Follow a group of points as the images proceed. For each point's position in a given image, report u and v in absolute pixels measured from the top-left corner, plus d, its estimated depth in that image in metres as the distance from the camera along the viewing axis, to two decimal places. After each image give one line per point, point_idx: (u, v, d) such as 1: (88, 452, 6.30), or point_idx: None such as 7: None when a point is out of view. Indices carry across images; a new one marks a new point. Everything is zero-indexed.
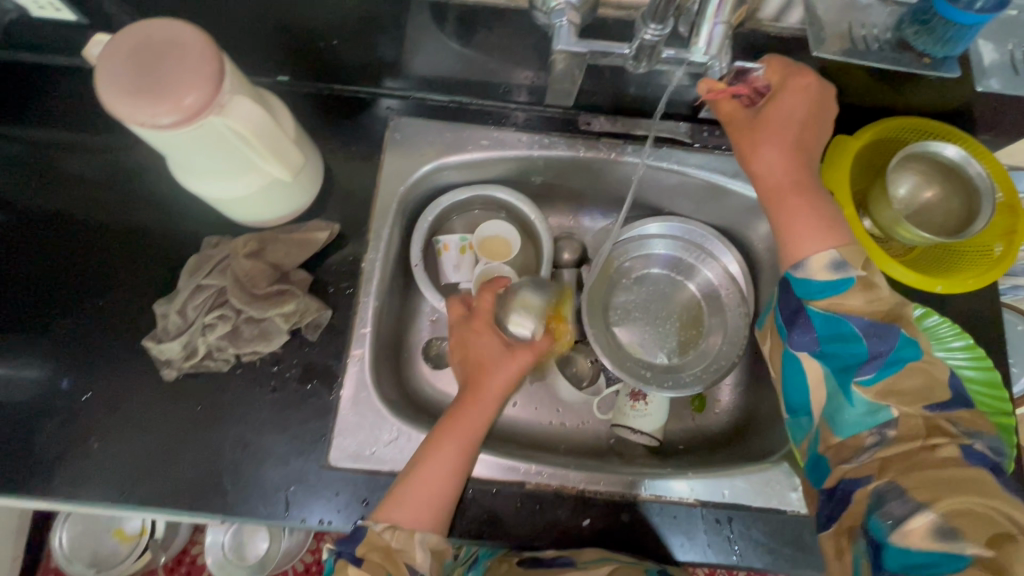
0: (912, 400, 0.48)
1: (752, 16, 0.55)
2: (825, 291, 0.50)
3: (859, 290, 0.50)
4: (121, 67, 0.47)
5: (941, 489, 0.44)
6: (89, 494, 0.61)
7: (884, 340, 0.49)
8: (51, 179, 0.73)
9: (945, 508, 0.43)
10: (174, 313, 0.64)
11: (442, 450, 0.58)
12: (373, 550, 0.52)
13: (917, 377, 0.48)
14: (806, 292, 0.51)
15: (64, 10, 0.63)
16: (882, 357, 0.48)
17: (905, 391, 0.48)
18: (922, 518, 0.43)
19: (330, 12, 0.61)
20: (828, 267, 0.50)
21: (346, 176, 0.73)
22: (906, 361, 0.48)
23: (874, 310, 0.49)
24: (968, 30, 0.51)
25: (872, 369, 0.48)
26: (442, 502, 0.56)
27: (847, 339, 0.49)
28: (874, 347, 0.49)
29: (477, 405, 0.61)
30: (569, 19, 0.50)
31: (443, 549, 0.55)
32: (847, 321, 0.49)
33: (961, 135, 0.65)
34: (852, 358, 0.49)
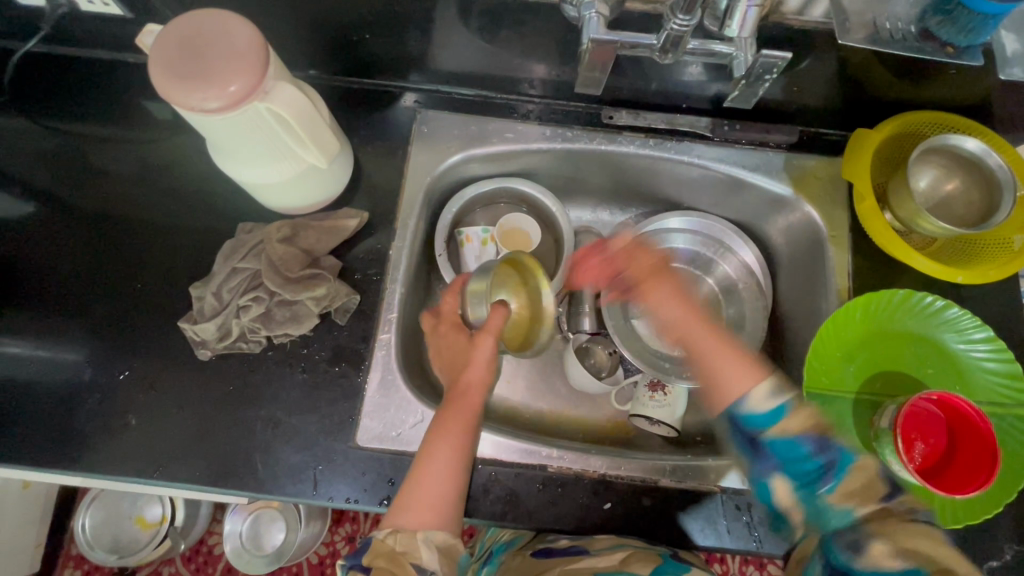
0: (865, 495, 0.49)
1: (776, 9, 0.57)
2: (771, 421, 0.50)
3: (796, 412, 0.50)
4: (172, 53, 0.49)
5: (903, 532, 0.47)
6: (126, 469, 0.63)
7: (831, 451, 0.49)
8: (89, 168, 0.75)
9: (899, 546, 0.46)
10: (210, 296, 0.66)
11: (434, 449, 0.57)
12: (379, 556, 0.51)
13: (863, 473, 0.49)
14: (762, 426, 0.50)
15: (111, 4, 0.66)
16: (832, 465, 0.49)
17: (856, 489, 0.49)
18: (876, 547, 0.46)
19: (365, 6, 0.63)
20: (765, 396, 0.51)
21: (373, 166, 0.75)
22: (854, 463, 0.49)
23: (808, 424, 0.49)
24: (990, 19, 0.52)
25: (830, 477, 0.49)
26: (444, 500, 0.55)
27: (795, 455, 0.49)
28: (824, 460, 0.49)
29: (464, 403, 0.61)
30: (598, 11, 0.53)
31: (452, 546, 0.54)
32: (796, 442, 0.49)
33: (981, 129, 0.67)
34: (810, 470, 0.49)
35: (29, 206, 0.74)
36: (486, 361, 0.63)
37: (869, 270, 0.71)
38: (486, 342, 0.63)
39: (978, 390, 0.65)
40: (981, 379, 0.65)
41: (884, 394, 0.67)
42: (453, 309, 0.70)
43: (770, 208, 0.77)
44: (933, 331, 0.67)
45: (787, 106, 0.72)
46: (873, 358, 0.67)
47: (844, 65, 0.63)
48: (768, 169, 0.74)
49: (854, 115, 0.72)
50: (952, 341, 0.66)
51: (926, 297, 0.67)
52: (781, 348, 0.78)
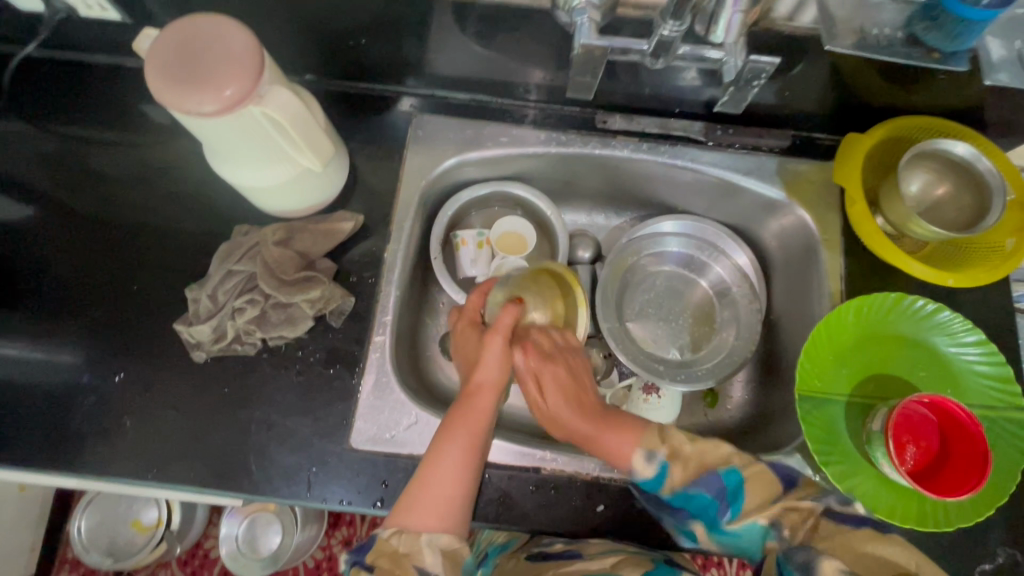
0: (768, 509, 0.53)
1: (767, 15, 0.57)
2: (656, 484, 0.57)
3: (673, 466, 0.56)
4: (169, 58, 0.50)
5: (853, 543, 0.50)
6: (120, 470, 0.64)
7: (711, 483, 0.54)
8: (88, 171, 0.76)
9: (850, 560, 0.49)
10: (206, 298, 0.67)
11: (443, 448, 0.57)
12: (381, 555, 0.50)
13: (756, 484, 0.54)
14: (653, 485, 0.57)
15: (110, 9, 0.67)
16: (719, 492, 0.54)
17: (755, 505, 0.54)
18: (828, 564, 0.48)
19: (360, 12, 0.64)
20: (645, 462, 0.57)
21: (369, 169, 0.75)
22: (741, 484, 0.54)
23: (687, 468, 0.56)
24: (975, 26, 0.54)
25: (726, 509, 0.54)
26: (450, 501, 0.55)
27: (690, 497, 0.55)
28: (713, 494, 0.54)
29: (476, 403, 0.60)
30: (590, 17, 0.53)
31: (457, 549, 0.53)
32: (683, 491, 0.55)
33: (971, 135, 0.67)
34: (709, 508, 0.55)
35: (27, 209, 0.74)
36: (501, 362, 0.61)
37: (861, 273, 0.71)
38: (495, 342, 0.61)
39: (970, 392, 0.65)
40: (973, 381, 0.65)
41: (877, 396, 0.67)
42: (476, 308, 0.68)
43: (762, 212, 0.77)
44: (924, 333, 0.67)
45: (779, 111, 0.73)
46: (865, 361, 0.67)
47: (835, 70, 0.64)
48: (761, 173, 0.75)
49: (846, 119, 0.72)
50: (944, 344, 0.67)
51: (918, 300, 0.67)
52: (775, 351, 0.78)
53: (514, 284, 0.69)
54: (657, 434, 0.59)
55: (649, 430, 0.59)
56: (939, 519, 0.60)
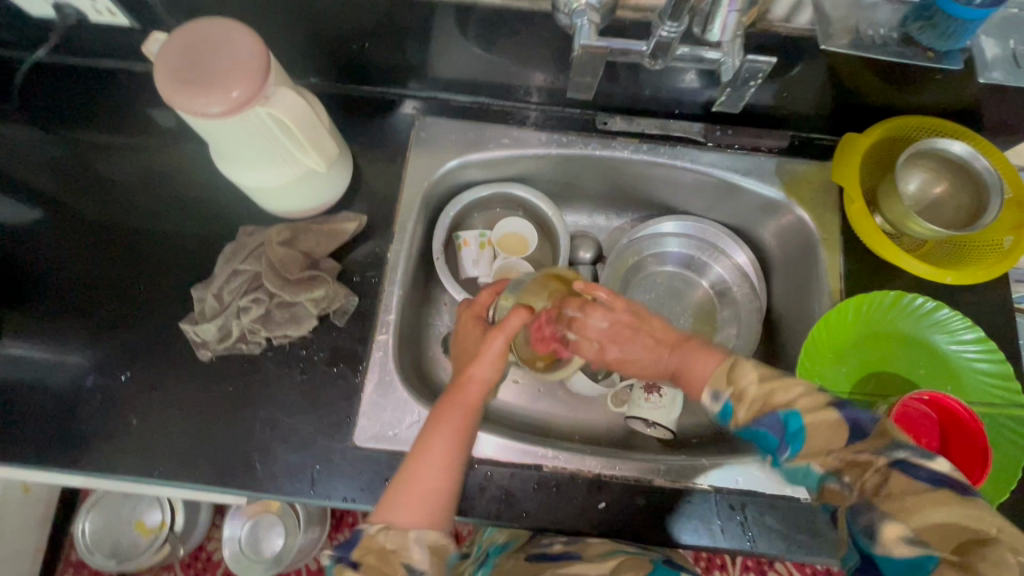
0: (831, 452, 0.44)
1: (763, 17, 0.58)
2: (726, 418, 0.50)
3: (740, 403, 0.48)
4: (177, 61, 0.51)
5: (914, 503, 0.40)
6: (127, 468, 0.64)
7: (771, 421, 0.46)
8: (95, 174, 0.77)
9: (919, 523, 0.39)
10: (211, 297, 0.68)
11: (431, 439, 0.54)
12: (367, 553, 0.48)
13: (819, 430, 0.44)
14: (725, 422, 0.50)
15: (119, 15, 0.68)
16: (781, 436, 0.46)
17: (823, 446, 0.44)
18: (892, 528, 0.40)
19: (364, 16, 0.65)
20: (710, 400, 0.50)
21: (371, 171, 0.76)
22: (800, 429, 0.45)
23: (752, 409, 0.47)
24: (968, 26, 0.54)
25: (788, 450, 0.45)
26: (436, 494, 0.51)
27: (755, 435, 0.48)
28: (775, 433, 0.46)
29: (466, 396, 0.57)
30: (590, 19, 0.54)
31: (445, 546, 0.50)
32: (750, 429, 0.47)
33: (969, 134, 0.68)
34: (771, 444, 0.47)
35: (36, 212, 0.76)
36: (498, 358, 0.58)
37: (860, 272, 0.72)
38: (497, 339, 0.58)
39: (970, 390, 0.65)
40: (972, 379, 0.66)
41: (876, 394, 0.67)
42: (483, 304, 0.67)
43: (762, 212, 0.78)
44: (923, 331, 0.68)
45: (778, 112, 0.73)
46: (863, 359, 0.68)
47: (832, 72, 0.65)
48: (761, 173, 0.75)
49: (844, 120, 0.73)
50: (942, 342, 0.67)
51: (917, 298, 0.67)
52: (776, 350, 0.79)
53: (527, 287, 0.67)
54: (725, 371, 0.51)
55: (717, 368, 0.51)
56: None
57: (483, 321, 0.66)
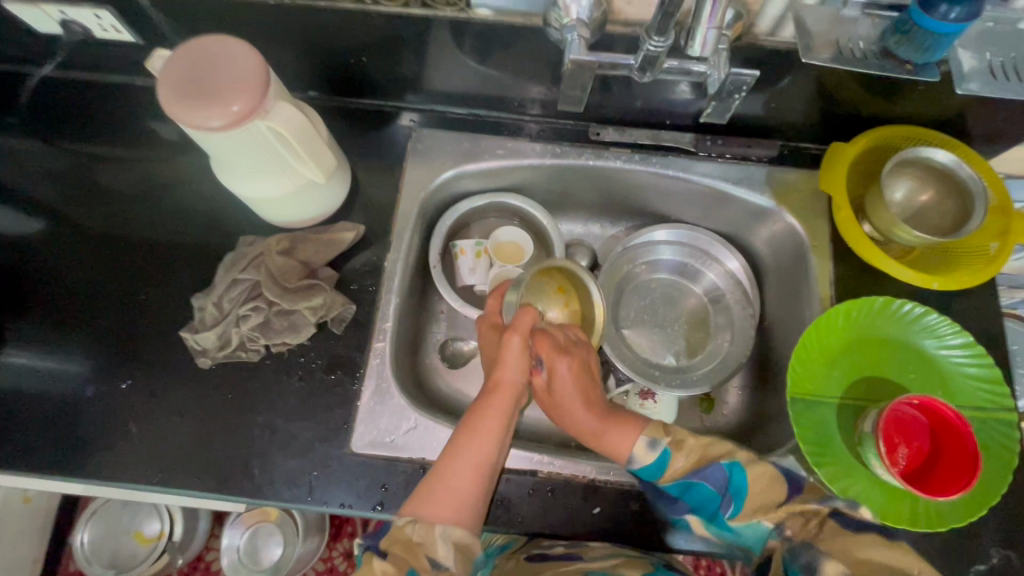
0: (767, 507, 0.55)
1: (748, 30, 0.60)
2: (654, 471, 0.58)
3: (677, 454, 0.58)
4: (180, 76, 0.52)
5: (844, 544, 0.52)
6: (126, 475, 0.65)
7: (716, 476, 0.56)
8: (99, 185, 0.79)
9: (854, 564, 0.50)
10: (211, 305, 0.69)
11: (462, 443, 0.57)
12: (395, 542, 0.51)
13: (759, 479, 0.56)
14: (651, 474, 0.59)
15: (123, 31, 0.70)
16: (724, 489, 0.56)
17: (760, 502, 0.55)
18: (831, 566, 0.50)
19: (361, 32, 0.67)
20: (647, 449, 0.58)
21: (369, 182, 0.78)
22: (741, 485, 0.55)
23: (690, 458, 0.57)
24: (944, 39, 0.55)
25: (729, 504, 0.56)
26: (463, 493, 0.55)
27: (693, 489, 0.57)
28: (716, 487, 0.56)
29: (495, 403, 0.61)
30: (580, 34, 0.57)
31: (469, 544, 0.53)
32: (687, 480, 0.57)
33: (953, 144, 0.69)
34: (712, 503, 0.57)
35: (40, 223, 0.77)
36: (520, 359, 0.63)
37: (850, 278, 0.73)
38: (513, 340, 0.63)
39: (959, 394, 0.66)
40: (961, 382, 0.67)
41: (868, 398, 0.68)
42: (495, 312, 0.71)
43: (753, 219, 0.80)
44: (912, 336, 0.69)
45: (767, 122, 0.75)
46: (854, 364, 0.69)
47: (817, 83, 0.66)
48: (751, 181, 0.77)
49: (832, 129, 0.75)
50: (931, 346, 0.68)
51: (905, 304, 0.69)
52: (769, 355, 0.80)
53: (527, 285, 0.69)
54: (660, 424, 0.60)
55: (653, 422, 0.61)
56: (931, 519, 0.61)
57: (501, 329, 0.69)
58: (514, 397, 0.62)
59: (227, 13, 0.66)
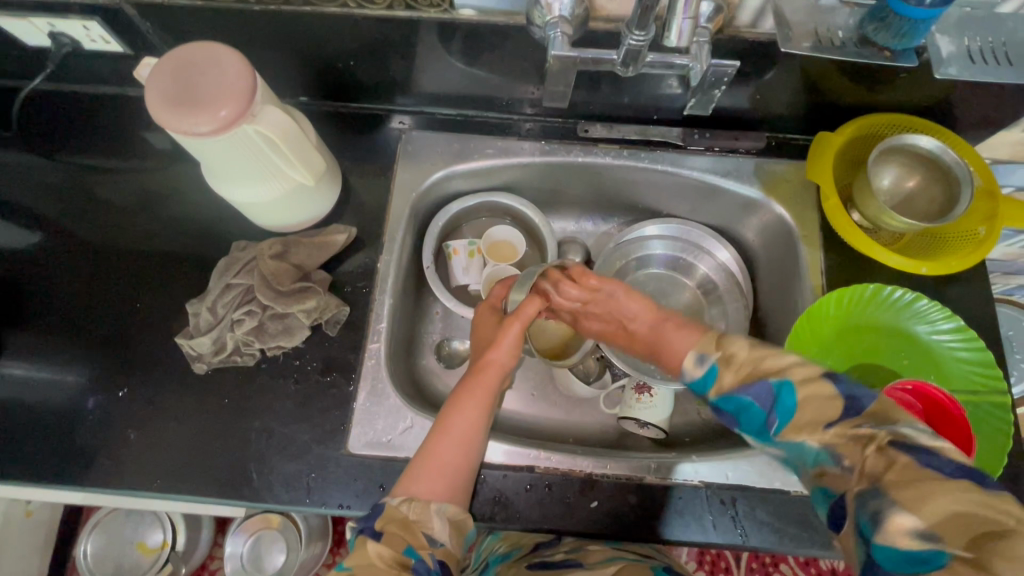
0: (817, 426, 0.43)
1: (730, 23, 0.61)
2: (702, 385, 0.49)
3: (726, 368, 0.48)
4: (168, 82, 0.53)
5: (917, 495, 0.38)
6: (124, 482, 0.65)
7: (759, 388, 0.45)
8: (92, 196, 0.79)
9: (931, 514, 0.37)
10: (205, 311, 0.69)
11: (450, 419, 0.58)
12: (391, 521, 0.51)
13: (812, 404, 0.43)
14: (699, 389, 0.50)
15: (112, 42, 0.71)
16: (768, 406, 0.45)
17: (807, 420, 0.43)
18: (899, 520, 0.37)
19: (348, 36, 0.67)
20: (695, 362, 0.50)
21: (359, 184, 0.78)
22: (785, 402, 0.44)
23: (740, 374, 0.47)
24: (920, 24, 0.55)
25: (776, 417, 0.44)
26: (453, 471, 0.55)
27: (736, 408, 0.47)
28: (761, 404, 0.45)
29: (484, 382, 0.61)
30: (563, 31, 0.58)
31: (462, 520, 0.54)
32: (732, 394, 0.47)
33: (937, 130, 0.70)
34: (758, 417, 0.46)
35: (34, 235, 0.77)
36: (512, 342, 0.65)
37: (842, 267, 0.73)
38: (513, 326, 0.65)
39: (953, 377, 0.67)
40: (955, 366, 0.67)
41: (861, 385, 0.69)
42: (498, 298, 0.73)
43: (743, 211, 0.80)
44: (902, 322, 0.69)
45: (754, 114, 0.76)
46: (846, 352, 0.69)
47: (801, 73, 0.67)
48: (740, 174, 0.77)
49: (818, 119, 0.75)
50: (922, 331, 0.69)
51: (895, 290, 0.69)
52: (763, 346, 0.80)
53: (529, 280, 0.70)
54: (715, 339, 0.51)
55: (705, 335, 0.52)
56: None
57: (497, 313, 0.71)
58: (500, 374, 0.63)
59: (214, 20, 0.66)
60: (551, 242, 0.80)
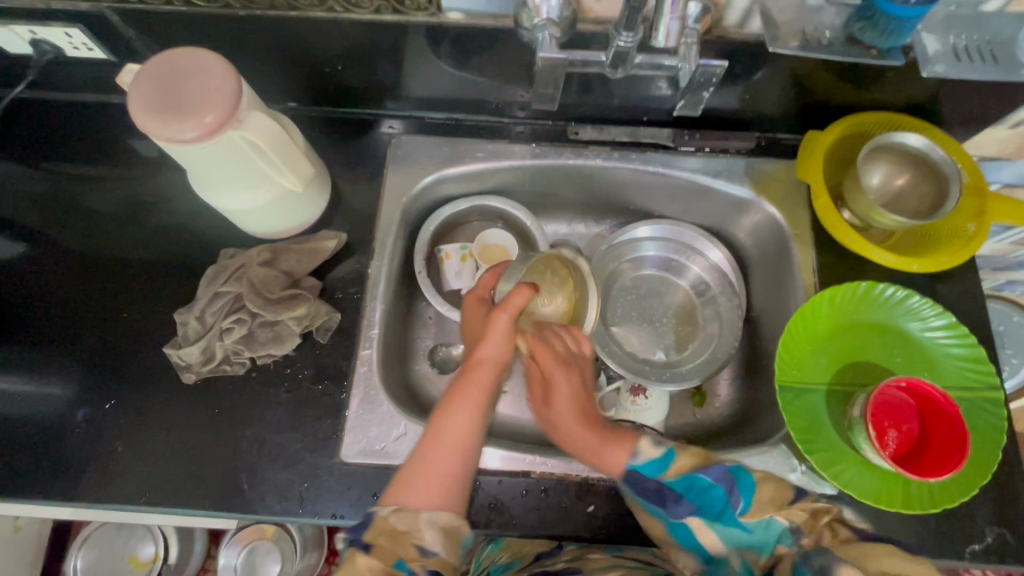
0: (776, 505, 0.50)
1: (717, 24, 0.61)
2: (657, 468, 0.52)
3: (682, 451, 0.53)
4: (151, 89, 0.52)
5: (861, 552, 0.46)
6: (113, 496, 0.64)
7: (721, 473, 0.50)
8: (77, 205, 0.78)
9: (874, 569, 0.45)
10: (194, 320, 0.68)
11: (442, 423, 0.57)
12: (380, 533, 0.50)
13: (766, 484, 0.51)
14: (654, 470, 0.52)
15: (96, 49, 0.70)
16: (730, 485, 0.50)
17: (767, 499, 0.50)
18: (849, 572, 0.44)
19: (336, 41, 0.67)
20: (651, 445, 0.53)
21: (349, 190, 0.78)
22: (745, 480, 0.50)
23: (697, 455, 0.52)
24: (906, 22, 0.55)
25: (739, 498, 0.50)
26: (447, 478, 0.54)
27: (700, 487, 0.50)
28: (725, 483, 0.50)
29: (475, 382, 0.60)
30: (551, 33, 0.58)
31: (458, 527, 0.53)
32: (698, 476, 0.51)
33: (924, 128, 0.71)
34: (719, 499, 0.50)
35: (17, 246, 0.76)
36: (502, 337, 0.62)
37: (833, 265, 0.73)
38: (501, 318, 0.61)
39: (945, 374, 0.67)
40: (946, 363, 0.67)
41: (855, 383, 0.69)
42: (485, 287, 0.72)
43: (734, 212, 0.80)
44: (894, 319, 0.69)
45: (743, 114, 0.76)
46: (839, 350, 0.69)
47: (789, 73, 0.67)
48: (730, 174, 0.77)
49: (807, 118, 0.76)
50: (913, 328, 0.69)
51: (887, 288, 0.69)
52: (757, 346, 0.80)
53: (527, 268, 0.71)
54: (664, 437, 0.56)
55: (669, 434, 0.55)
56: (922, 500, 0.61)
57: (487, 303, 0.70)
58: (494, 373, 0.61)
59: (199, 26, 0.66)
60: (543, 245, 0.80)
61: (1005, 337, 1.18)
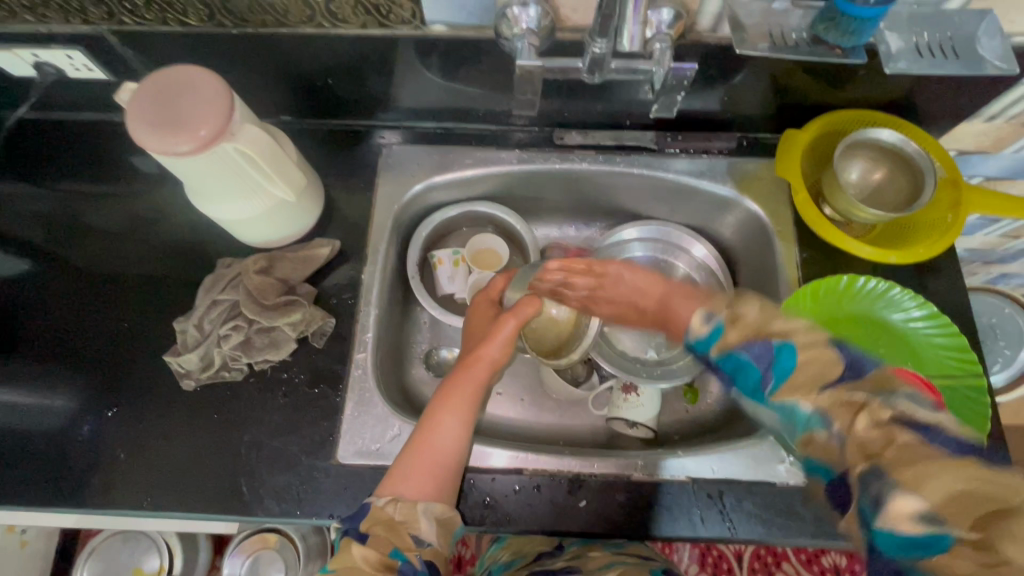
0: (810, 386, 0.49)
1: (692, 29, 0.64)
2: (704, 348, 0.57)
3: (730, 328, 0.56)
4: (148, 106, 0.55)
5: (921, 471, 0.38)
6: (115, 502, 0.65)
7: (761, 349, 0.52)
8: (79, 221, 0.80)
9: (934, 495, 0.37)
10: (192, 327, 0.70)
11: (439, 416, 0.59)
12: (376, 523, 0.53)
13: (809, 366, 0.49)
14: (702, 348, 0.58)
15: (96, 70, 0.73)
16: (767, 366, 0.51)
17: (802, 380, 0.49)
18: (902, 505, 0.38)
19: (326, 55, 0.70)
20: (703, 323, 0.58)
21: (342, 199, 0.80)
22: (784, 365, 0.50)
23: (744, 332, 0.54)
24: (867, 22, 0.57)
25: (770, 378, 0.51)
26: (442, 470, 0.57)
27: (740, 365, 0.53)
28: (760, 363, 0.52)
29: (473, 377, 0.63)
30: (530, 42, 0.60)
31: (451, 517, 0.55)
32: (733, 355, 0.54)
33: (899, 123, 0.72)
34: (754, 377, 0.52)
35: (22, 262, 0.78)
36: (506, 340, 0.65)
37: (816, 260, 0.75)
38: (508, 322, 0.65)
39: (928, 363, 0.68)
40: (930, 352, 0.68)
41: None
42: (496, 290, 0.74)
43: (719, 210, 0.82)
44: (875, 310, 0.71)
45: (723, 115, 0.78)
46: None
47: (765, 73, 0.69)
48: (714, 174, 0.79)
49: (786, 117, 0.78)
50: (895, 318, 0.70)
51: (870, 281, 0.71)
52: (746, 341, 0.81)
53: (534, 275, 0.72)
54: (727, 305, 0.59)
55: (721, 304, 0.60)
56: None
57: (496, 306, 0.73)
58: (490, 371, 0.64)
59: (195, 45, 0.68)
60: (533, 248, 0.82)
61: (994, 329, 1.19)
